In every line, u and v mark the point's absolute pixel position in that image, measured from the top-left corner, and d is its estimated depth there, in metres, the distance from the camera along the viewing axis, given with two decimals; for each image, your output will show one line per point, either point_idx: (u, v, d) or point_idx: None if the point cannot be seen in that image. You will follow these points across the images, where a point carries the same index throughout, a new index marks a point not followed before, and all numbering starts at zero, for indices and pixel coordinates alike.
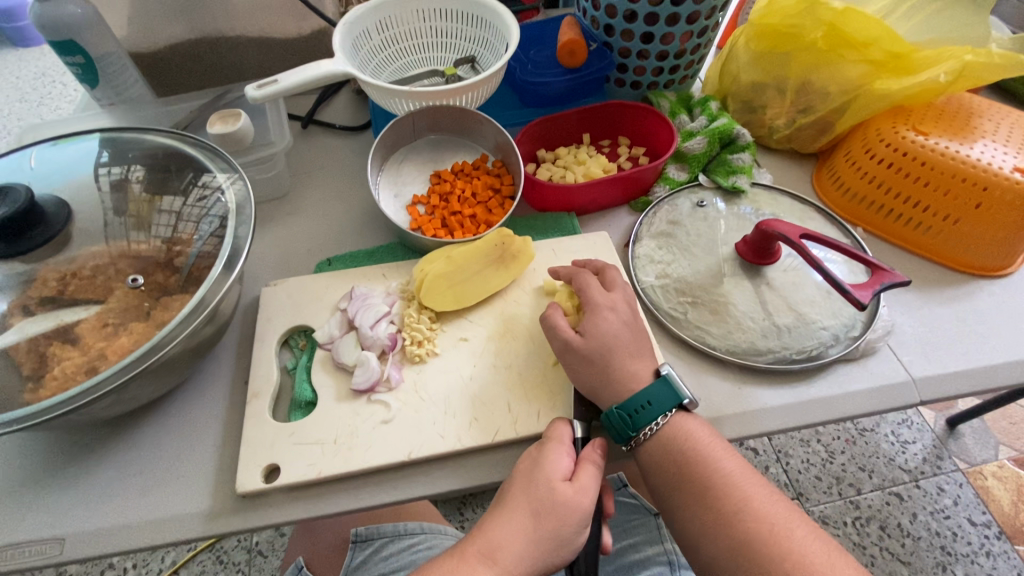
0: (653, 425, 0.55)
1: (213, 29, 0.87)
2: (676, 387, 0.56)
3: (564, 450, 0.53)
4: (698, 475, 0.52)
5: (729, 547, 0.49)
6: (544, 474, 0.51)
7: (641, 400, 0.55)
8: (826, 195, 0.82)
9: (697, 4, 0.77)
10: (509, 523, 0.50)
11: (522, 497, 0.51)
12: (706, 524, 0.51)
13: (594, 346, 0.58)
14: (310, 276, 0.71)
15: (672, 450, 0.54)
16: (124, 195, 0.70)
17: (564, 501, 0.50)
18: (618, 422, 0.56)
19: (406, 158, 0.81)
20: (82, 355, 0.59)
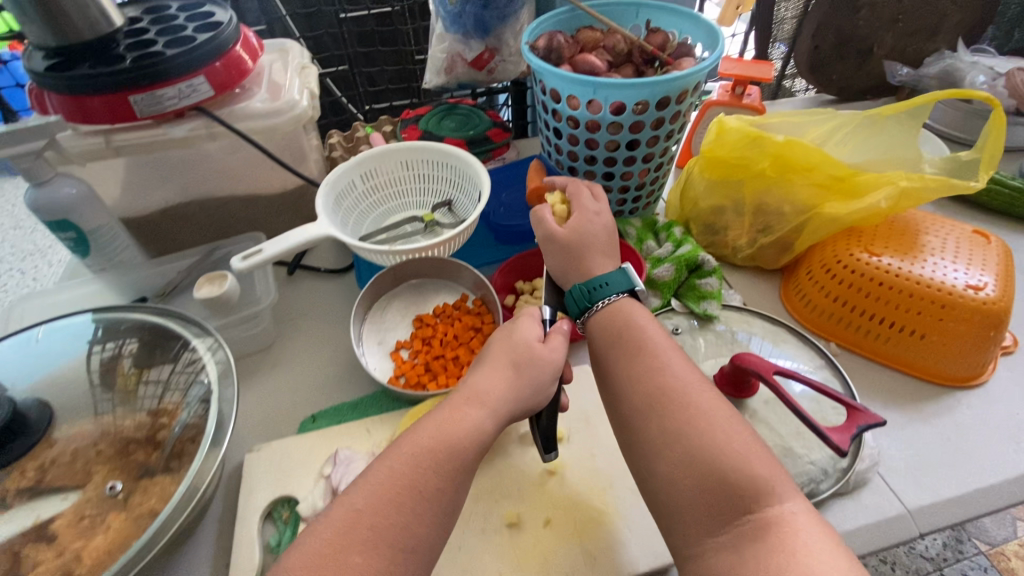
0: (606, 301, 0.66)
1: (203, 190, 0.93)
2: (630, 276, 0.67)
3: (535, 315, 0.64)
4: (631, 346, 0.61)
5: (643, 404, 0.56)
6: (519, 334, 0.60)
7: (600, 280, 0.66)
8: (795, 311, 0.85)
9: (650, 147, 0.84)
10: (492, 370, 0.58)
11: (501, 352, 0.59)
12: (628, 381, 0.59)
13: (565, 240, 0.70)
14: (294, 438, 0.71)
15: (614, 323, 0.64)
16: (115, 371, 0.72)
17: (538, 352, 0.59)
18: (580, 298, 0.67)
19: (389, 305, 0.83)
20: (56, 555, 0.57)
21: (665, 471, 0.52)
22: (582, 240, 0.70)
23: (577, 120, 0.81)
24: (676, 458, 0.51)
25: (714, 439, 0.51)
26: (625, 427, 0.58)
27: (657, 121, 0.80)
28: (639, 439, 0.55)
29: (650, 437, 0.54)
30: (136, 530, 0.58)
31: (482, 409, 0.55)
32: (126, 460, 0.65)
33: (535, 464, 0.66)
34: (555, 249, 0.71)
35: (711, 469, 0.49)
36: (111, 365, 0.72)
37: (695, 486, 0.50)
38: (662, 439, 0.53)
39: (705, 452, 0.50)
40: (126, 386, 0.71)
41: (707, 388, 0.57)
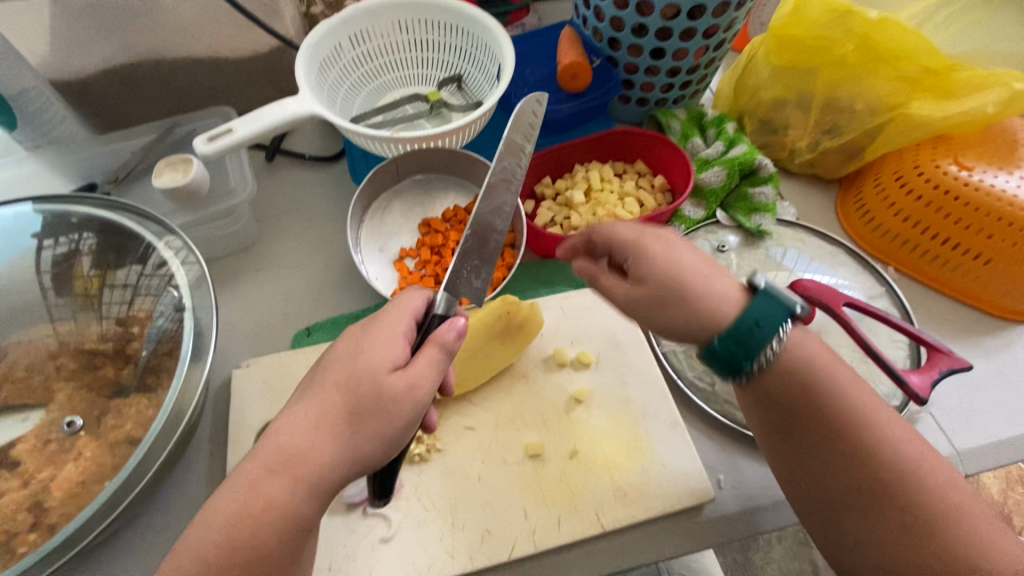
0: (772, 345, 0.43)
1: (151, 48, 0.74)
2: (783, 295, 0.43)
3: (404, 319, 0.46)
4: (823, 393, 0.44)
5: (857, 493, 0.43)
6: (368, 353, 0.43)
7: (750, 321, 0.42)
8: (852, 229, 0.75)
9: (716, 17, 0.67)
10: (317, 423, 0.41)
11: (334, 387, 0.42)
12: (830, 480, 0.44)
13: (660, 276, 0.43)
14: (289, 354, 0.62)
15: (789, 381, 0.44)
16: (71, 272, 0.61)
17: (387, 390, 0.41)
18: (732, 351, 0.43)
19: (391, 204, 0.71)
20: (22, 485, 0.50)
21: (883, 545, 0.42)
22: (663, 232, 0.47)
23: None
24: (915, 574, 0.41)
25: (947, 505, 0.41)
26: (819, 518, 0.45)
27: None
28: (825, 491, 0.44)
29: (864, 532, 0.42)
30: (114, 459, 0.51)
31: (298, 486, 0.39)
32: (94, 376, 0.57)
33: (561, 391, 0.60)
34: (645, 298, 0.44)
35: (950, 539, 0.40)
36: (65, 267, 0.61)
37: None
38: (887, 531, 0.42)
39: (946, 528, 0.41)
40: (84, 292, 0.60)
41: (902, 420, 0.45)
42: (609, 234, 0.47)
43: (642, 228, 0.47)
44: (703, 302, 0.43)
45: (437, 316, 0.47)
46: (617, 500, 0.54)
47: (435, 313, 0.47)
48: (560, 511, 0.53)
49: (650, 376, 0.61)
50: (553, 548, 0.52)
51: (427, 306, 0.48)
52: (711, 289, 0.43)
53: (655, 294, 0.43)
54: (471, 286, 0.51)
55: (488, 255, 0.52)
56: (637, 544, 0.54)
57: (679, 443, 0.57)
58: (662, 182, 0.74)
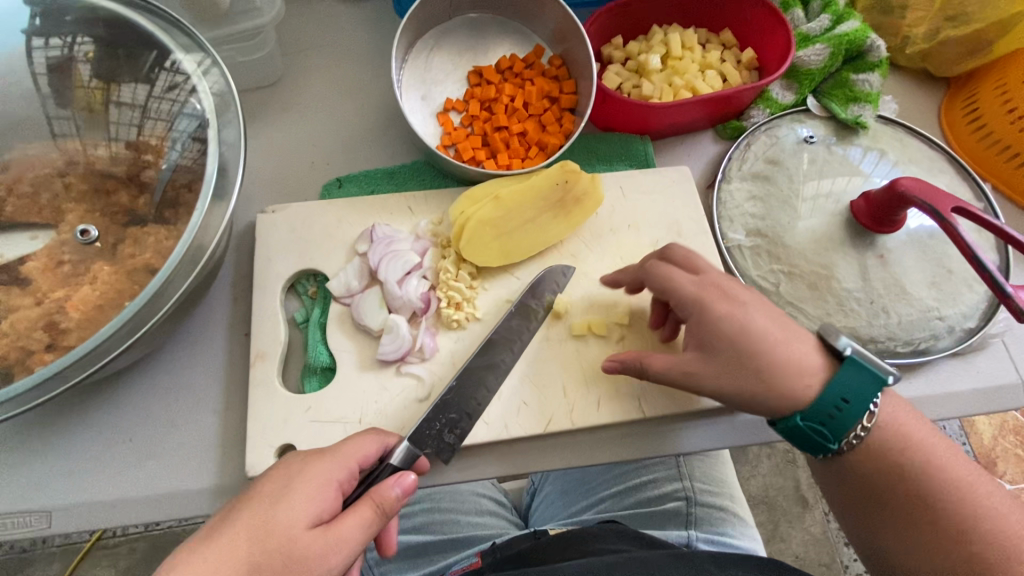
0: (859, 428, 0.44)
1: None
2: (872, 367, 0.44)
3: (345, 466, 0.40)
4: (916, 472, 0.43)
5: (952, 560, 0.41)
6: (284, 503, 0.36)
7: (835, 399, 0.44)
8: (954, 135, 0.66)
9: None
10: (218, 572, 0.33)
11: (242, 529, 0.35)
12: (925, 545, 0.42)
13: (730, 352, 0.45)
14: (318, 203, 0.57)
15: (878, 460, 0.44)
16: (71, 82, 0.53)
17: (310, 550, 0.35)
18: (818, 422, 0.44)
19: (438, 46, 0.62)
20: (35, 304, 0.47)
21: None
22: (728, 284, 0.48)
23: None
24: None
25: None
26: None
27: None
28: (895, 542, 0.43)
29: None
30: (133, 286, 0.47)
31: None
32: (106, 202, 0.52)
33: None
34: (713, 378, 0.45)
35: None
36: (67, 70, 0.53)
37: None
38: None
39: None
40: (91, 106, 0.53)
41: (994, 483, 0.44)
42: (664, 288, 0.48)
43: (706, 277, 0.48)
44: (784, 373, 0.44)
45: (387, 467, 0.42)
46: (661, 387, 0.51)
47: (387, 463, 0.43)
48: (601, 391, 0.51)
49: None
50: (589, 428, 0.50)
51: (377, 452, 0.43)
52: (777, 344, 0.45)
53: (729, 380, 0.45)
54: (439, 441, 0.47)
55: (470, 409, 0.49)
56: (675, 433, 0.52)
57: None
58: (751, 57, 0.64)
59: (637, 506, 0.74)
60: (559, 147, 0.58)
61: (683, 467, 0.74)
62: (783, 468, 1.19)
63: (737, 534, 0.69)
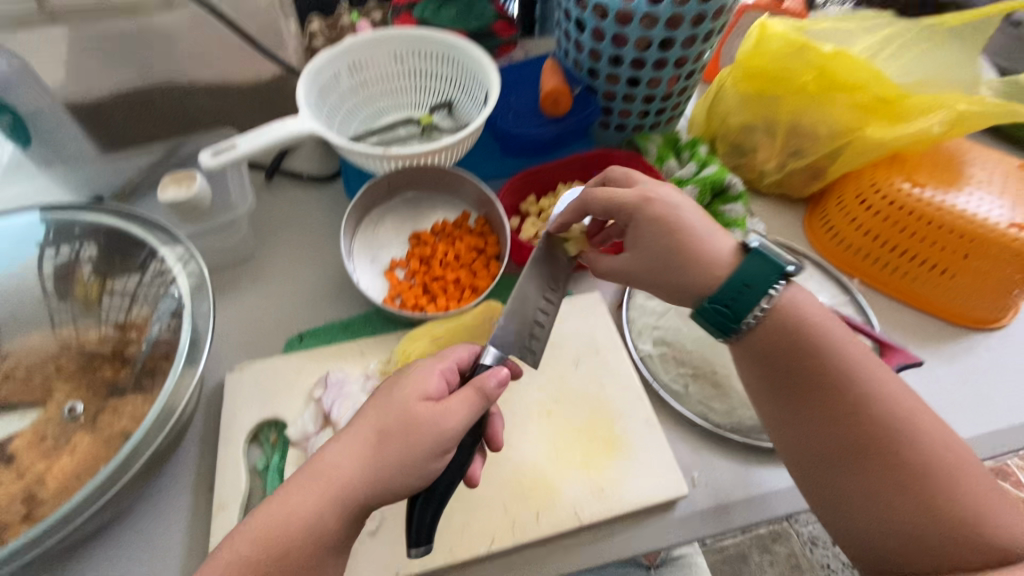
0: (764, 301, 0.53)
1: (163, 75, 0.79)
2: (773, 258, 0.53)
3: (444, 361, 0.51)
4: (814, 346, 0.52)
5: (853, 438, 0.50)
6: (395, 395, 0.48)
7: (740, 282, 0.53)
8: (818, 243, 0.79)
9: (686, 48, 0.73)
10: (354, 446, 0.46)
11: (368, 417, 0.47)
12: (830, 425, 0.51)
13: (656, 245, 0.55)
14: (280, 357, 0.65)
15: (784, 336, 0.53)
16: (71, 281, 0.64)
17: (420, 417, 0.46)
18: (723, 305, 0.53)
19: (383, 218, 0.75)
20: (17, 478, 0.52)
21: (878, 494, 0.48)
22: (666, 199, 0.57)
23: (606, 7, 0.70)
24: (902, 514, 0.47)
25: (927, 434, 0.49)
26: (824, 466, 0.51)
27: (698, 17, 0.69)
28: (809, 418, 0.52)
29: (864, 479, 0.49)
30: (108, 452, 0.53)
31: (329, 490, 0.44)
32: (92, 377, 0.59)
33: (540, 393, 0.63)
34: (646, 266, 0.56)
35: (935, 488, 0.47)
36: (69, 270, 0.64)
37: (921, 547, 0.47)
38: (883, 482, 0.48)
39: (935, 481, 0.47)
40: (87, 297, 0.63)
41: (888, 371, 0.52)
42: (607, 202, 0.57)
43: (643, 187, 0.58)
44: (699, 260, 0.54)
45: (479, 365, 0.51)
46: (594, 493, 0.56)
47: (479, 363, 0.52)
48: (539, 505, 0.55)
49: (626, 377, 0.64)
50: (531, 543, 0.54)
51: (471, 359, 0.53)
52: (703, 238, 0.54)
53: (653, 265, 0.56)
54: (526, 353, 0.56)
55: (541, 321, 0.58)
56: (614, 537, 0.56)
57: (654, 440, 0.60)
58: None
59: None
60: (489, 286, 0.69)
61: None
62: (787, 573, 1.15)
63: None
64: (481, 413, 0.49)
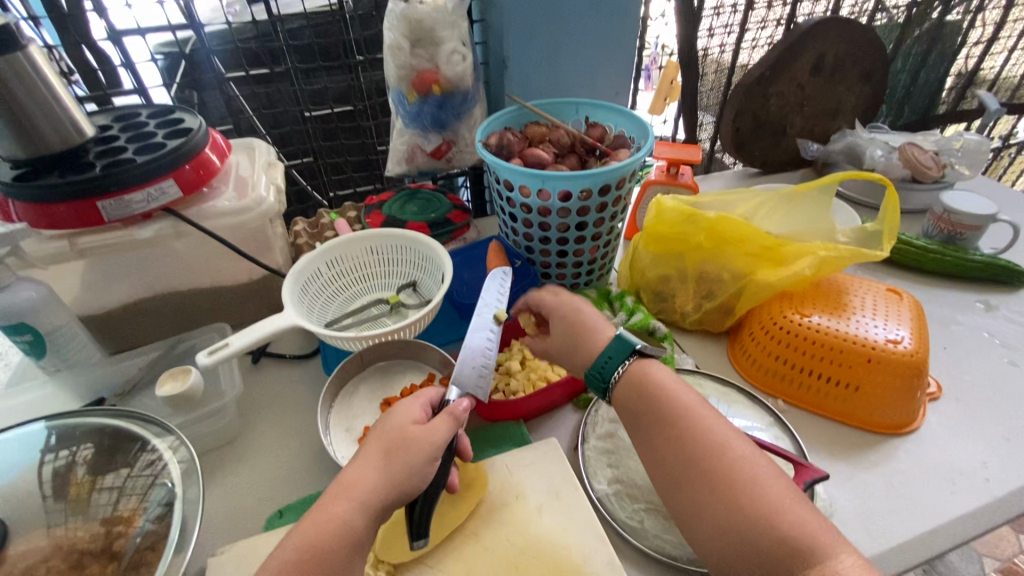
0: (620, 370, 0.67)
1: (167, 284, 0.93)
2: (628, 338, 0.69)
3: (419, 396, 0.65)
4: (655, 399, 0.63)
5: (680, 458, 0.58)
6: (393, 420, 0.61)
7: (604, 356, 0.68)
8: (743, 370, 0.91)
9: (598, 226, 0.92)
10: (365, 463, 0.57)
11: (372, 441, 0.59)
12: (662, 450, 0.59)
13: (563, 334, 0.74)
14: (260, 535, 0.69)
15: (631, 390, 0.65)
16: (66, 480, 0.69)
17: (413, 435, 0.59)
18: (598, 372, 0.68)
19: (358, 389, 0.85)
20: None
21: (702, 502, 0.55)
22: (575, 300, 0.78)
23: (529, 206, 0.89)
24: (719, 515, 0.53)
25: (748, 473, 0.54)
26: (665, 487, 0.59)
27: (602, 205, 0.89)
28: (655, 455, 0.60)
29: (690, 490, 0.56)
30: None
31: (354, 502, 0.54)
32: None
33: (507, 545, 0.67)
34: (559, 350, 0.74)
35: (740, 491, 0.53)
36: (67, 471, 0.69)
37: (741, 544, 0.52)
38: (703, 491, 0.55)
39: (740, 484, 0.54)
40: (83, 495, 0.68)
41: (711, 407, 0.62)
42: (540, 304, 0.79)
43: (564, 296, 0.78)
44: (588, 345, 0.72)
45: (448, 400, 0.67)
46: None
47: (446, 398, 0.67)
48: None
49: (587, 519, 0.69)
50: None
51: (440, 396, 0.68)
52: (591, 323, 0.73)
53: (563, 352, 0.74)
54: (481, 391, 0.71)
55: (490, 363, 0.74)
56: None
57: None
58: None
59: None
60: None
61: None
62: None
63: None
64: (456, 434, 0.63)
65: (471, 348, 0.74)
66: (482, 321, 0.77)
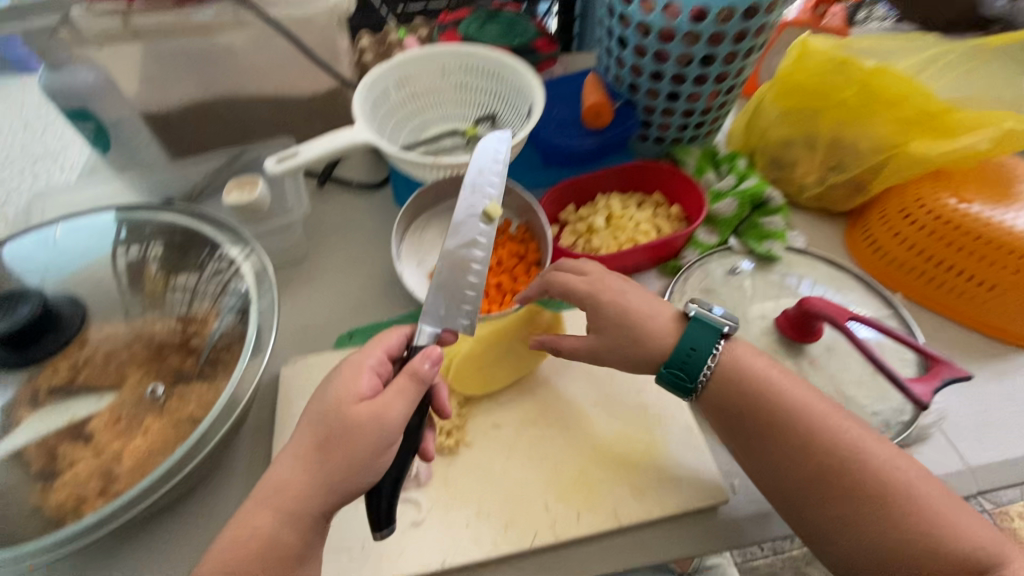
0: (710, 360, 0.57)
1: (228, 86, 0.85)
2: (710, 322, 0.58)
3: (374, 354, 0.53)
4: (764, 394, 0.55)
5: (811, 472, 0.51)
6: (335, 393, 0.50)
7: (686, 347, 0.57)
8: (860, 257, 0.79)
9: (726, 64, 0.75)
10: (297, 454, 0.48)
11: (310, 420, 0.49)
12: (780, 454, 0.52)
13: (613, 324, 0.60)
14: (333, 353, 0.68)
15: (733, 400, 0.56)
16: (140, 275, 0.68)
17: (356, 417, 0.47)
18: (676, 367, 0.57)
19: (430, 224, 0.79)
20: (95, 455, 0.55)
21: (845, 521, 0.49)
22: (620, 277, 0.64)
23: (648, 27, 0.73)
24: (867, 527, 0.48)
25: (886, 470, 0.50)
26: (786, 497, 0.52)
27: (740, 33, 0.71)
28: (770, 459, 0.53)
29: (827, 509, 0.50)
30: (179, 435, 0.56)
31: (285, 507, 0.46)
32: (160, 365, 0.63)
33: (582, 397, 0.64)
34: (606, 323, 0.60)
35: (894, 508, 0.49)
36: (140, 267, 0.68)
37: (892, 558, 0.48)
38: (844, 504, 0.49)
39: (884, 490, 0.49)
40: (161, 291, 0.67)
41: (836, 406, 0.55)
42: (562, 288, 0.62)
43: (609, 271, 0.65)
44: (642, 324, 0.59)
45: (415, 347, 0.54)
46: (634, 494, 0.57)
47: (414, 345, 0.54)
48: (579, 506, 0.56)
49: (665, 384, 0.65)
50: (571, 541, 0.55)
51: (405, 343, 0.56)
52: (653, 307, 0.60)
53: (608, 335, 0.60)
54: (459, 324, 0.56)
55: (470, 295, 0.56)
56: (653, 542, 0.55)
57: (693, 449, 0.60)
58: (678, 211, 0.80)
59: None
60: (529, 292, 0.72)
61: None
62: None
63: None
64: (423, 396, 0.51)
65: (447, 266, 0.57)
66: (461, 232, 0.59)
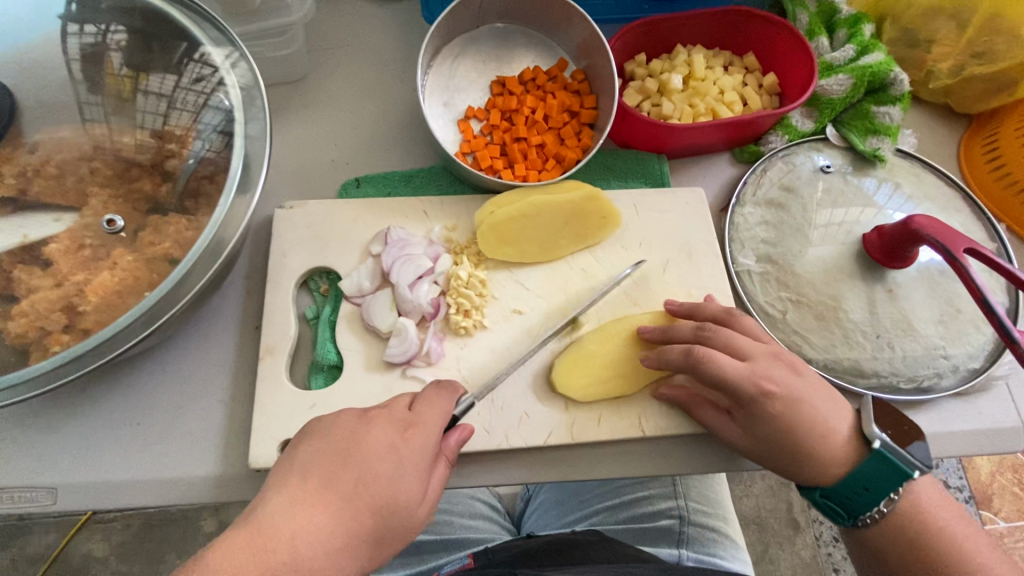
0: (886, 503, 0.44)
1: None
2: (898, 459, 0.43)
3: (437, 433, 0.41)
4: (943, 544, 0.42)
5: None
6: (413, 477, 0.38)
7: (856, 485, 0.44)
8: (970, 171, 0.66)
9: None
10: (340, 543, 0.35)
11: (363, 509, 0.36)
12: None
13: (769, 436, 0.45)
14: (335, 201, 0.57)
15: (898, 542, 0.43)
16: (100, 68, 0.54)
17: (418, 519, 0.38)
18: (836, 501, 0.45)
19: (464, 54, 0.63)
20: (56, 285, 0.47)
21: None
22: (786, 358, 0.47)
23: None
24: None
25: None
26: None
27: None
28: None
29: None
30: (151, 277, 0.48)
31: None
32: (130, 188, 0.52)
33: (622, 293, 0.55)
34: (764, 438, 0.45)
35: None
36: (97, 58, 0.53)
37: None
38: None
39: None
40: (126, 95, 0.54)
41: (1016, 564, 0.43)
42: (721, 376, 0.45)
43: (769, 346, 0.48)
44: (819, 454, 0.44)
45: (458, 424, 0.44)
46: (662, 406, 0.51)
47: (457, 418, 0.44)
48: (603, 409, 0.51)
49: (718, 291, 0.56)
50: (587, 443, 0.50)
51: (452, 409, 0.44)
52: (825, 421, 0.45)
53: (764, 448, 0.46)
54: None
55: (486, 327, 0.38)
56: (675, 455, 0.51)
57: None
58: (773, 82, 0.64)
59: (628, 521, 0.74)
60: (576, 161, 0.59)
61: (678, 485, 0.74)
62: (777, 491, 1.18)
63: (728, 556, 0.69)
64: None
65: None
66: None
